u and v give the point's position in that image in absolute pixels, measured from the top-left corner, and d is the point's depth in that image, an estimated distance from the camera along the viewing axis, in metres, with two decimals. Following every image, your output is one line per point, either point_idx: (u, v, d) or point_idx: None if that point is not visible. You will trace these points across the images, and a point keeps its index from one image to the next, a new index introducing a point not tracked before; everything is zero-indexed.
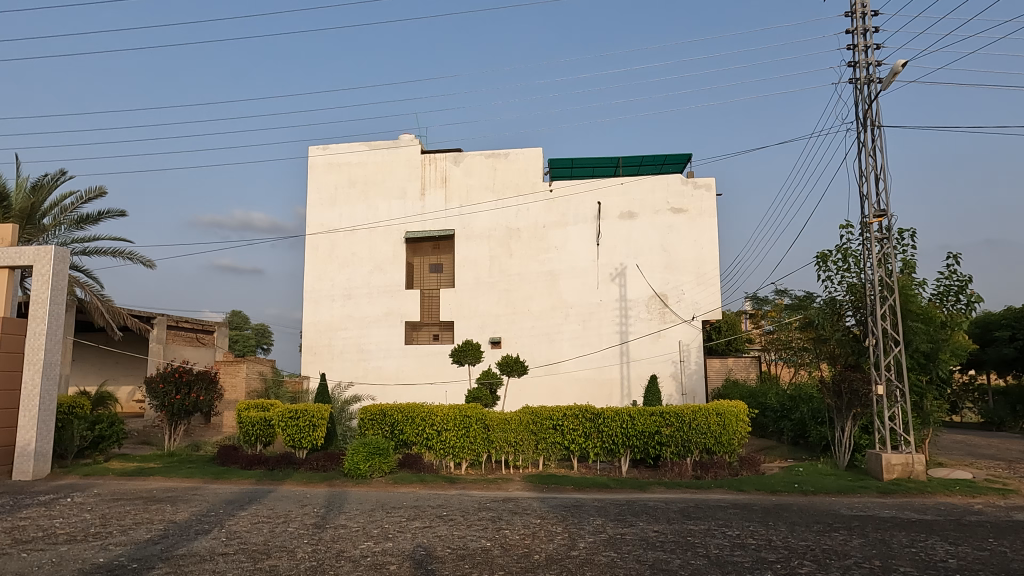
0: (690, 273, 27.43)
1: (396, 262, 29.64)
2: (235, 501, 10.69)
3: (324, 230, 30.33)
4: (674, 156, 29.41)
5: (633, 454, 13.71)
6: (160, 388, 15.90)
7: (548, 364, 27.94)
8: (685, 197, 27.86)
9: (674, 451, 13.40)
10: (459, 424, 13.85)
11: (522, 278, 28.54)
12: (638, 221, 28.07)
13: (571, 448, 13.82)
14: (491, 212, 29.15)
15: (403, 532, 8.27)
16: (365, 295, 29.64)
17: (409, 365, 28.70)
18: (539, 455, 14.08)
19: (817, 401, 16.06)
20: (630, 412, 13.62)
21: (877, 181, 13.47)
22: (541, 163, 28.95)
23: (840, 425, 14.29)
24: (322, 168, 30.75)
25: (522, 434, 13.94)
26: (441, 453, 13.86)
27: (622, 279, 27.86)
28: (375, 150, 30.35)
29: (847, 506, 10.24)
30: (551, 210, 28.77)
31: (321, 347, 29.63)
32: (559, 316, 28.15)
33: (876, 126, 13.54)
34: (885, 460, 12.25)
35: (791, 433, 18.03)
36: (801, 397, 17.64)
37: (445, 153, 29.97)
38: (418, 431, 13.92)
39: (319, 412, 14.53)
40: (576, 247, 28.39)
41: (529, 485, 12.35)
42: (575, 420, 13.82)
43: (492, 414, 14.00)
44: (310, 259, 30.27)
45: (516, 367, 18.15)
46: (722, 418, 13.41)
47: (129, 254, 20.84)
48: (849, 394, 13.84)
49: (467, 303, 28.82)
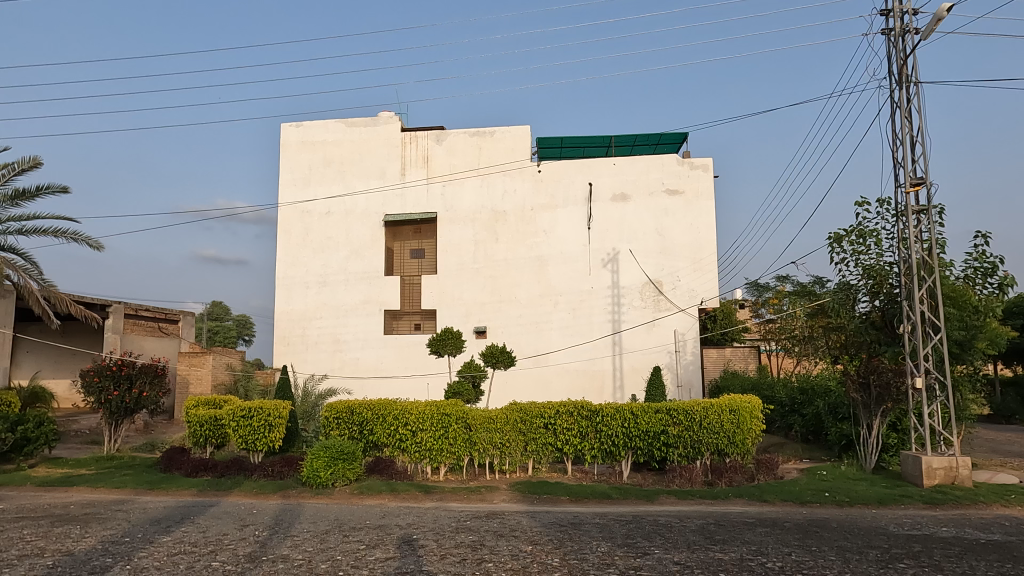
0: (686, 258, 25.83)
1: (375, 246, 27.75)
2: (162, 520, 8.87)
3: (298, 213, 28.34)
4: (670, 136, 27.74)
5: (635, 456, 12.04)
6: (96, 383, 13.88)
7: (537, 356, 26.23)
8: (681, 177, 26.19)
9: (683, 453, 11.72)
10: (437, 424, 12.10)
11: (508, 264, 26.77)
12: (631, 203, 26.40)
13: (566, 450, 12.13)
14: (475, 193, 27.32)
15: (357, 569, 6.49)
16: (341, 282, 27.72)
17: (388, 356, 26.90)
18: (528, 458, 12.40)
19: (837, 396, 14.52)
20: (632, 409, 11.88)
21: (914, 144, 11.77)
22: (529, 142, 27.10)
23: (866, 422, 12.72)
24: (295, 146, 28.71)
25: (510, 434, 12.24)
26: (416, 456, 12.11)
27: (615, 265, 26.18)
28: (352, 128, 28.36)
29: (895, 524, 8.59)
30: (539, 191, 26.97)
31: (294, 338, 27.68)
32: (548, 304, 26.42)
33: (913, 83, 11.84)
34: (925, 464, 10.67)
35: (802, 430, 16.58)
36: (815, 391, 16.13)
37: (427, 131, 27.94)
38: (390, 431, 12.16)
39: (274, 410, 12.60)
40: (566, 231, 26.63)
41: (515, 496, 10.59)
42: (571, 419, 12.10)
43: (475, 413, 12.27)
44: (283, 243, 28.30)
45: (502, 359, 16.41)
46: (736, 415, 11.89)
47: (72, 234, 18.80)
48: (879, 388, 12.29)
49: (451, 291, 27.01)
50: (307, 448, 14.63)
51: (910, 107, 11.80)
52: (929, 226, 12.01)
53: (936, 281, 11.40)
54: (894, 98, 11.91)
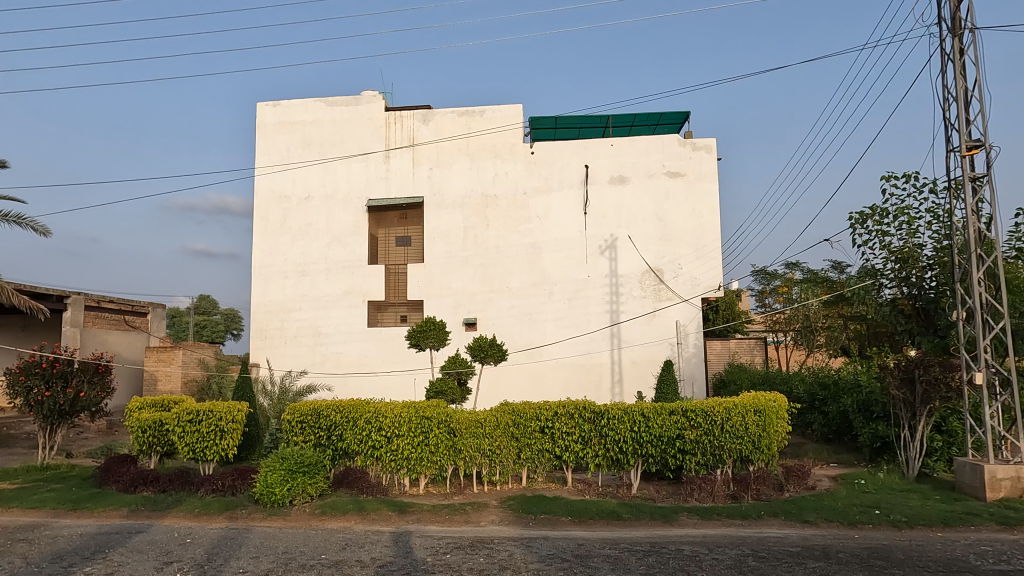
0: (688, 245, 24.21)
1: (358, 233, 25.93)
2: (65, 556, 7.10)
3: (276, 198, 26.50)
4: (669, 116, 26.05)
5: (647, 465, 10.39)
6: (22, 382, 12.13)
7: (530, 349, 24.51)
8: (683, 159, 24.53)
9: (701, 462, 10.08)
10: (415, 429, 10.41)
11: (500, 252, 25.04)
12: (630, 186, 24.72)
13: (566, 458, 10.47)
14: (464, 176, 25.54)
15: None
16: (322, 272, 25.91)
17: (372, 350, 25.16)
18: (522, 468, 10.74)
19: (868, 392, 12.94)
20: (643, 410, 10.23)
21: (972, 101, 10.08)
22: (522, 121, 25.32)
23: (909, 424, 11.12)
24: (272, 127, 26.81)
25: (501, 440, 10.58)
26: (392, 466, 10.44)
27: (613, 253, 24.52)
28: (333, 107, 26.52)
29: (975, 554, 6.95)
30: (533, 173, 25.23)
31: (272, 332, 25.88)
32: (542, 293, 24.73)
33: (970, 29, 10.15)
34: (988, 474, 9.07)
35: (822, 429, 15.08)
36: (838, 387, 14.59)
37: (413, 110, 26.10)
38: (361, 438, 10.47)
39: (227, 413, 10.82)
40: (561, 216, 24.93)
41: (506, 516, 8.89)
42: (571, 422, 10.45)
43: (460, 416, 10.60)
44: (259, 229, 26.48)
45: (491, 352, 14.74)
46: (761, 417, 10.34)
47: (15, 216, 16.89)
48: (925, 385, 10.66)
49: (439, 280, 25.27)
50: (268, 455, 12.88)
51: (964, 59, 10.15)
52: (986, 198, 10.37)
53: (998, 261, 9.78)
54: (945, 50, 10.27)
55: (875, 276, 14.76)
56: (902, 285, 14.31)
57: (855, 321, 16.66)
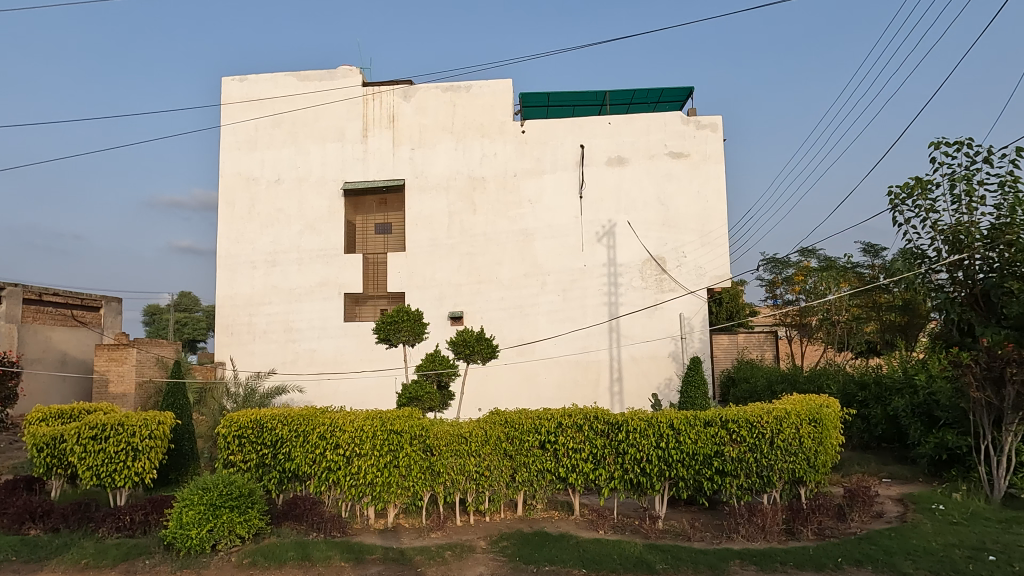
0: (693, 231, 22.09)
1: (333, 220, 23.54)
2: None
3: (243, 182, 24.13)
4: (671, 93, 23.95)
5: (675, 489, 8.22)
6: None
7: (521, 345, 22.30)
8: (686, 138, 22.40)
9: (743, 485, 7.96)
10: (381, 448, 8.18)
11: (488, 240, 22.81)
12: (630, 168, 22.57)
13: (573, 481, 8.31)
14: (448, 157, 23.25)
15: None
16: (293, 262, 23.54)
17: (348, 347, 22.87)
18: (518, 493, 8.57)
19: (927, 395, 10.93)
20: (672, 421, 8.07)
21: None
22: (511, 97, 23.10)
23: (995, 435, 9.05)
24: (237, 104, 24.37)
25: (491, 458, 8.39)
26: (354, 494, 8.25)
27: (611, 240, 22.37)
28: (304, 82, 24.10)
29: None
30: (523, 154, 23.00)
31: (239, 327, 23.49)
32: (533, 284, 22.52)
33: None
34: None
35: (862, 435, 13.02)
36: (882, 388, 12.54)
37: (393, 86, 23.76)
38: (314, 457, 8.33)
39: (142, 428, 8.55)
40: (555, 200, 22.74)
41: (499, 568, 6.69)
42: (578, 436, 8.29)
43: (439, 430, 8.39)
44: (224, 215, 24.08)
45: (478, 349, 12.57)
46: (817, 428, 8.22)
47: None
48: (1018, 388, 8.56)
49: (421, 271, 22.98)
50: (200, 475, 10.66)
51: None
52: None
53: None
54: None
55: (921, 262, 12.64)
56: (954, 269, 12.21)
57: (902, 317, 15.12)
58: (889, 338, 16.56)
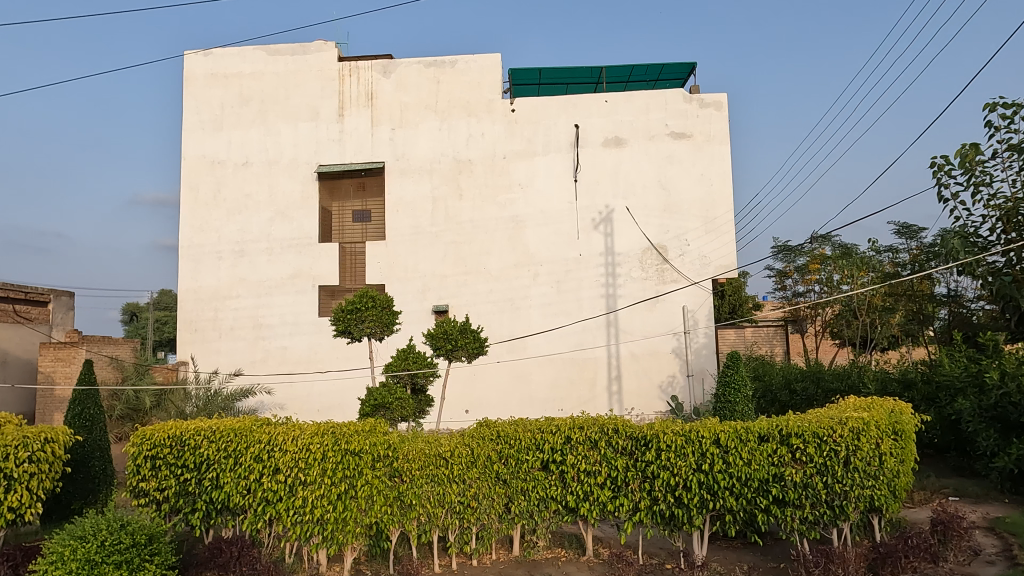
0: (696, 217, 20.25)
1: (305, 206, 21.47)
2: None
3: (207, 165, 21.93)
4: (671, 70, 22.12)
5: (719, 523, 6.32)
6: None
7: (512, 342, 20.35)
8: (689, 117, 20.54)
9: (809, 518, 6.09)
10: (335, 473, 6.22)
11: (476, 227, 20.84)
12: (629, 149, 20.68)
13: (586, 514, 6.41)
14: (431, 138, 21.24)
15: None
16: (262, 251, 21.42)
17: (323, 345, 20.81)
18: (514, 527, 6.64)
19: (999, 396, 9.10)
20: (716, 436, 6.21)
21: None
22: (500, 73, 21.12)
23: None
24: (201, 80, 22.14)
25: (480, 484, 6.48)
26: (300, 534, 6.27)
27: (608, 227, 20.46)
28: (273, 56, 21.92)
29: None
30: (513, 134, 21.03)
31: (203, 324, 21.29)
32: (525, 275, 20.57)
33: None
34: None
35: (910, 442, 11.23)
36: (935, 387, 10.74)
37: (371, 60, 21.68)
38: (248, 483, 6.35)
39: (19, 449, 6.49)
40: (548, 184, 20.81)
41: None
42: (592, 456, 6.40)
43: (411, 449, 6.47)
44: (186, 202, 21.86)
45: (461, 342, 10.66)
46: (898, 443, 6.38)
47: None
48: None
49: (402, 262, 20.94)
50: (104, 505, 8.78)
51: None
52: None
53: None
54: None
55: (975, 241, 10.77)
56: (1012, 250, 10.45)
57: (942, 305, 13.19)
58: (926, 329, 14.66)
